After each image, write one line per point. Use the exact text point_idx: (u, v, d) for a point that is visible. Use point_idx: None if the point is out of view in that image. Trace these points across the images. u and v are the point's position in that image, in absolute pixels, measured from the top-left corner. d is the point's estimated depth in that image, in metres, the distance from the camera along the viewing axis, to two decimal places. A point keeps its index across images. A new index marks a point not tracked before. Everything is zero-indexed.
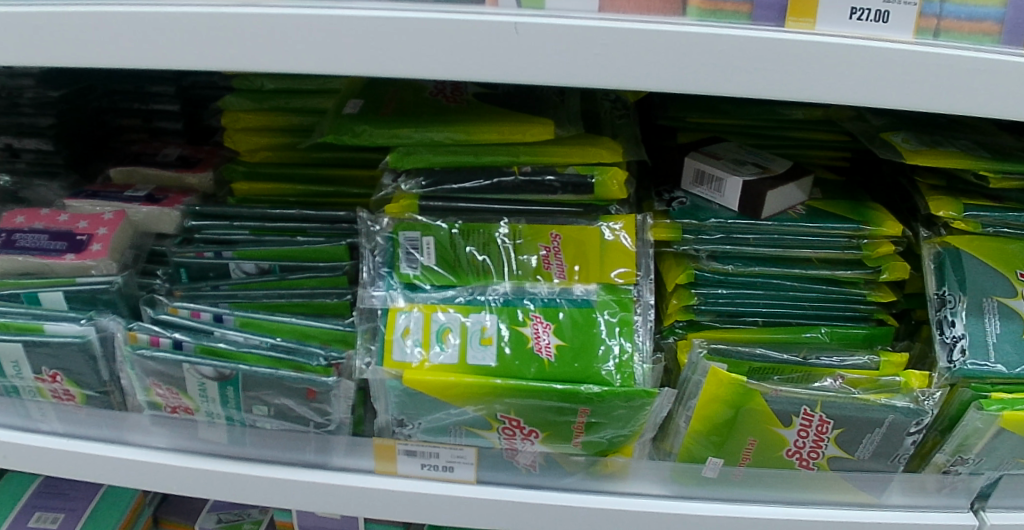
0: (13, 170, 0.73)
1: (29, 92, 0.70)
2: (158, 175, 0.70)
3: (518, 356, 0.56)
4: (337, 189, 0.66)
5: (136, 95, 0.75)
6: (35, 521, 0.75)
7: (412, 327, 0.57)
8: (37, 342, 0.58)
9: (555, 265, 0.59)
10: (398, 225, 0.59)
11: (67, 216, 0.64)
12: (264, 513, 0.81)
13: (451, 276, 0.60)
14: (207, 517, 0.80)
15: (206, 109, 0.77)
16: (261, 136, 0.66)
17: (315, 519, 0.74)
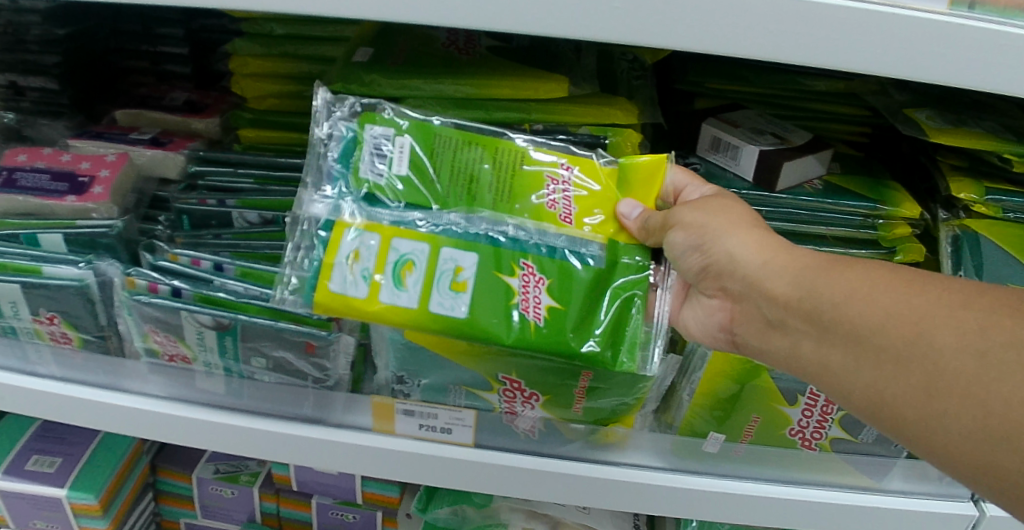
0: (17, 109, 0.67)
1: (35, 29, 0.63)
2: (163, 119, 0.66)
3: (501, 311, 0.49)
4: None
5: (144, 36, 0.69)
6: (32, 464, 0.67)
7: (363, 252, 0.49)
8: (34, 283, 0.56)
9: (562, 206, 0.51)
10: (364, 119, 0.51)
11: (69, 157, 0.62)
12: (262, 465, 0.73)
13: (423, 196, 0.51)
14: (204, 467, 0.72)
15: (214, 53, 0.72)
16: (269, 83, 0.64)
17: (313, 473, 0.70)
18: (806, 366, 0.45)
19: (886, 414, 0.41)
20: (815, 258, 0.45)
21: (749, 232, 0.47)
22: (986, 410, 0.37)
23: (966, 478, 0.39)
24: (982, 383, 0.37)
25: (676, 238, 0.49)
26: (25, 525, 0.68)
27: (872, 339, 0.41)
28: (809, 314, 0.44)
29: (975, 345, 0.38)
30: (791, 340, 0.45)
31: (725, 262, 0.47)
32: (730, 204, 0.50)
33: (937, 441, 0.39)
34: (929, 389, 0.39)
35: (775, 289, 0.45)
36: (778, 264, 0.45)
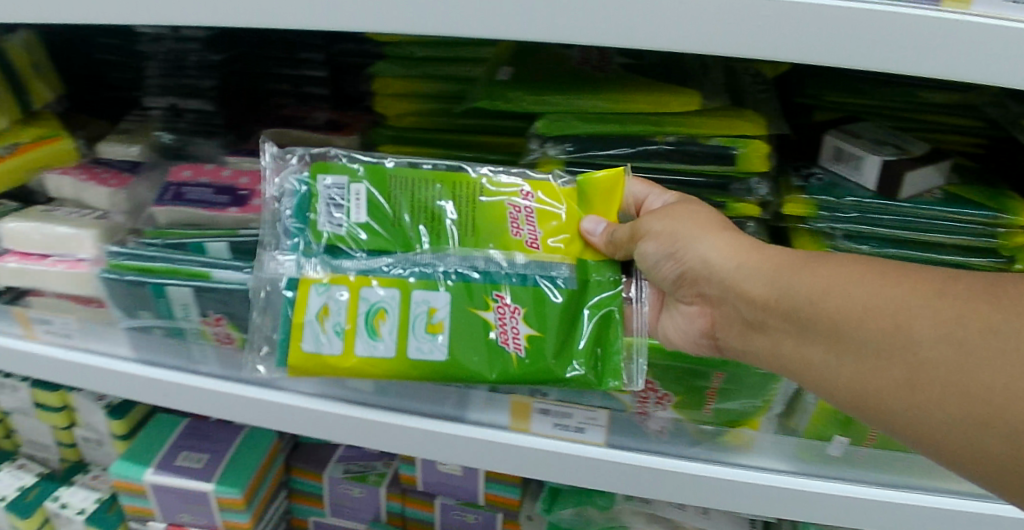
0: (174, 128, 0.72)
1: (194, 56, 0.70)
2: (307, 137, 0.70)
3: (480, 345, 0.55)
4: (479, 155, 0.68)
5: (288, 61, 0.72)
6: (180, 460, 0.71)
7: (332, 309, 0.55)
8: (208, 286, 0.61)
9: (527, 232, 0.56)
10: (315, 172, 0.57)
11: (230, 172, 0.67)
12: (388, 466, 0.76)
13: (382, 240, 0.57)
14: (335, 466, 0.76)
15: (349, 75, 0.75)
16: (407, 102, 0.68)
17: (440, 474, 0.73)
18: (789, 364, 0.49)
19: (872, 405, 0.45)
20: (785, 257, 0.49)
21: (720, 236, 0.52)
22: (968, 397, 0.40)
23: (950, 456, 0.43)
24: (962, 372, 0.40)
25: (649, 248, 0.53)
26: (171, 519, 0.72)
27: (850, 335, 0.45)
28: (787, 314, 0.48)
29: (949, 333, 0.41)
30: (772, 339, 0.50)
31: (701, 268, 0.52)
32: (698, 209, 0.54)
33: (923, 428, 0.43)
34: (911, 380, 0.43)
35: (753, 290, 0.49)
36: (752, 267, 0.50)
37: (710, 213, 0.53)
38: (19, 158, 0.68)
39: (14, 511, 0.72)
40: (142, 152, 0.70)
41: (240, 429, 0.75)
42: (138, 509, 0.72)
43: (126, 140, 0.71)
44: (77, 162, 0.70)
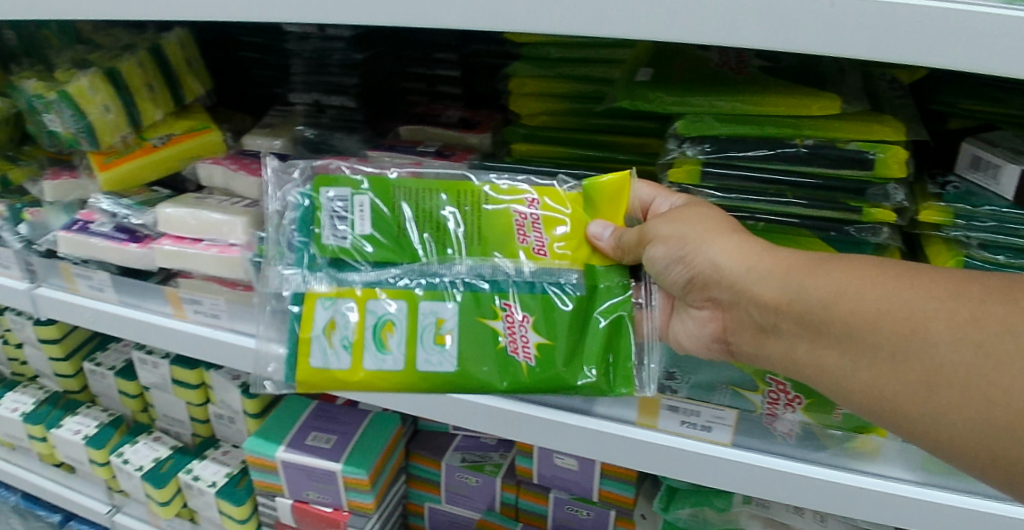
0: (316, 124, 0.75)
1: (338, 54, 0.73)
2: (443, 134, 0.74)
3: (492, 355, 0.55)
4: (608, 155, 0.71)
5: (422, 61, 0.77)
6: (311, 439, 0.74)
7: (340, 323, 0.56)
8: None
9: (533, 239, 0.55)
10: (319, 185, 0.57)
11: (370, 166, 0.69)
12: (505, 457, 0.80)
13: (387, 250, 0.57)
14: (452, 455, 0.79)
15: (481, 75, 0.79)
16: (544, 101, 0.72)
17: (554, 468, 0.75)
18: (805, 369, 0.47)
19: (888, 410, 0.43)
20: (796, 258, 0.47)
21: (729, 239, 0.49)
22: (988, 401, 0.38)
23: (966, 460, 0.41)
24: (981, 376, 0.39)
25: (657, 252, 0.52)
26: (297, 495, 0.75)
27: (867, 338, 0.43)
28: (799, 317, 0.46)
29: (971, 335, 0.39)
30: (785, 343, 0.48)
31: (711, 273, 0.49)
32: (707, 211, 0.52)
33: (942, 433, 0.41)
34: (927, 384, 0.41)
35: (764, 294, 0.47)
36: (763, 270, 0.47)
37: (715, 213, 0.51)
38: (170, 149, 0.73)
39: (150, 481, 0.76)
40: (284, 146, 0.73)
41: (366, 412, 0.78)
42: (268, 484, 0.75)
43: (270, 134, 0.74)
44: (225, 153, 0.74)
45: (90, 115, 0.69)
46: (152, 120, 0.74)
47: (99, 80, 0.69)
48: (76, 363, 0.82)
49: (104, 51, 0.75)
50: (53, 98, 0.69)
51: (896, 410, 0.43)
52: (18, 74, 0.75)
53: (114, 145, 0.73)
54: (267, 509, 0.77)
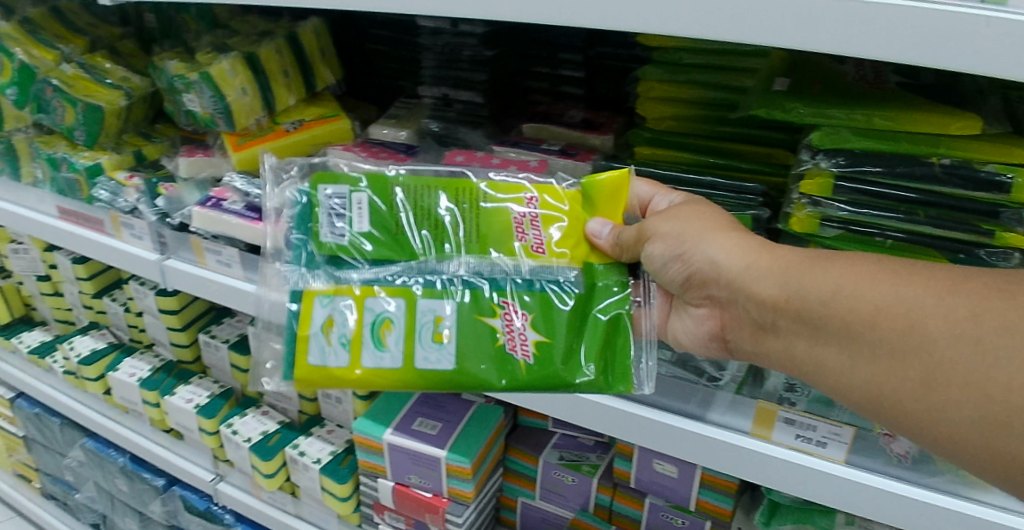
0: (441, 117, 0.78)
1: (469, 50, 0.76)
2: (566, 133, 0.76)
3: (491, 354, 0.53)
4: (728, 162, 0.72)
5: (547, 61, 0.79)
6: (417, 425, 0.77)
7: (336, 320, 0.55)
8: None
9: (532, 236, 0.55)
10: (317, 182, 0.56)
11: (498, 160, 0.72)
12: (602, 459, 0.82)
13: (385, 247, 0.56)
14: (550, 452, 0.82)
15: (603, 78, 0.80)
16: (671, 106, 0.73)
17: (653, 474, 0.76)
18: (804, 366, 0.47)
19: (887, 406, 0.44)
20: (794, 257, 0.47)
21: (727, 237, 0.50)
22: (987, 397, 0.39)
23: (965, 456, 0.42)
24: (980, 373, 0.40)
25: (656, 250, 0.51)
26: (400, 479, 0.77)
27: (867, 336, 0.43)
28: (799, 315, 0.46)
29: (974, 334, 0.40)
30: (784, 342, 0.48)
31: (709, 270, 0.50)
32: (706, 209, 0.52)
33: (942, 429, 0.42)
34: (928, 381, 0.41)
35: (764, 292, 0.47)
36: (761, 269, 0.47)
37: (707, 210, 0.52)
38: (301, 134, 0.76)
39: (259, 453, 0.78)
40: (410, 137, 0.76)
41: (471, 403, 0.80)
42: (372, 465, 0.78)
43: (396, 126, 0.77)
44: (352, 141, 0.77)
45: (229, 97, 0.72)
46: (285, 105, 0.77)
47: (239, 64, 0.72)
48: (191, 334, 0.85)
49: (243, 37, 0.77)
50: (194, 78, 0.72)
51: (896, 406, 0.44)
52: (160, 55, 0.77)
53: (248, 127, 0.75)
54: (368, 489, 0.80)
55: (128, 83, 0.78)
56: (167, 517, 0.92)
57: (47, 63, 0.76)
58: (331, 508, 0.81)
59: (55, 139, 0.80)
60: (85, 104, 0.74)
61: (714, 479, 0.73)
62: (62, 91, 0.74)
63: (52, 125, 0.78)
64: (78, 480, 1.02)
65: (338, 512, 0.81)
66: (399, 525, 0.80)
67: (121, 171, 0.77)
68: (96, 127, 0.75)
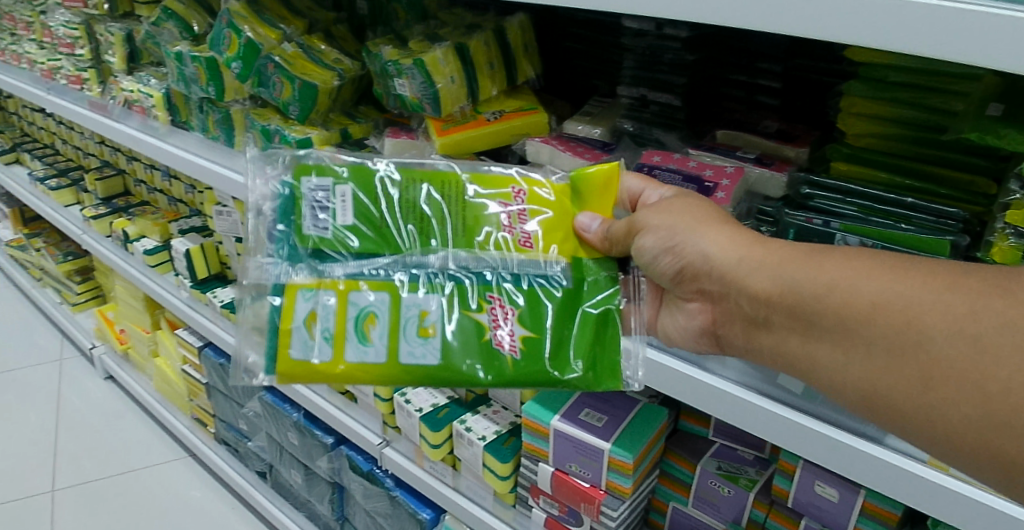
0: (637, 117, 0.82)
1: (671, 54, 0.78)
2: (761, 142, 0.79)
3: (478, 348, 0.56)
4: (927, 186, 0.67)
5: (745, 68, 0.83)
6: (584, 415, 0.79)
7: (320, 314, 0.57)
8: None
9: (520, 231, 0.58)
10: (297, 175, 0.58)
11: (694, 163, 0.75)
12: (760, 475, 0.83)
13: (370, 239, 0.58)
14: (709, 461, 0.85)
15: (799, 91, 0.84)
16: (872, 124, 0.69)
17: (811, 495, 0.75)
18: (796, 362, 0.50)
19: (880, 401, 0.46)
20: (786, 252, 0.50)
21: (719, 232, 0.53)
22: (984, 396, 0.41)
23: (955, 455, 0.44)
24: (977, 370, 0.41)
25: (647, 242, 0.54)
26: (560, 465, 0.79)
27: (861, 332, 0.46)
28: (792, 309, 0.49)
29: (977, 333, 0.42)
30: (777, 338, 0.51)
31: (701, 263, 0.53)
32: (694, 203, 0.56)
33: (937, 426, 0.43)
34: (927, 378, 0.43)
35: (757, 285, 0.50)
36: (752, 263, 0.51)
37: (694, 207, 0.55)
38: (501, 124, 0.79)
39: (429, 423, 0.84)
40: (605, 135, 0.80)
41: (636, 401, 0.82)
42: (535, 449, 0.81)
43: (591, 123, 0.81)
44: (548, 135, 0.80)
45: (439, 84, 0.75)
46: (487, 96, 0.80)
47: (450, 54, 0.76)
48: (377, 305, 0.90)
49: (452, 28, 0.81)
50: (408, 65, 0.76)
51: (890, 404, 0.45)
52: (374, 40, 0.82)
53: (453, 114, 0.79)
54: (527, 471, 0.83)
55: (341, 64, 0.81)
56: (331, 473, 1.03)
57: (271, 42, 0.79)
58: (490, 484, 0.85)
59: (268, 112, 0.84)
60: (303, 82, 0.77)
61: (875, 508, 0.70)
62: (283, 68, 0.78)
63: (270, 99, 0.82)
64: (252, 428, 1.17)
65: (495, 489, 0.85)
66: (552, 510, 0.83)
67: (329, 146, 0.80)
68: (310, 104, 0.79)
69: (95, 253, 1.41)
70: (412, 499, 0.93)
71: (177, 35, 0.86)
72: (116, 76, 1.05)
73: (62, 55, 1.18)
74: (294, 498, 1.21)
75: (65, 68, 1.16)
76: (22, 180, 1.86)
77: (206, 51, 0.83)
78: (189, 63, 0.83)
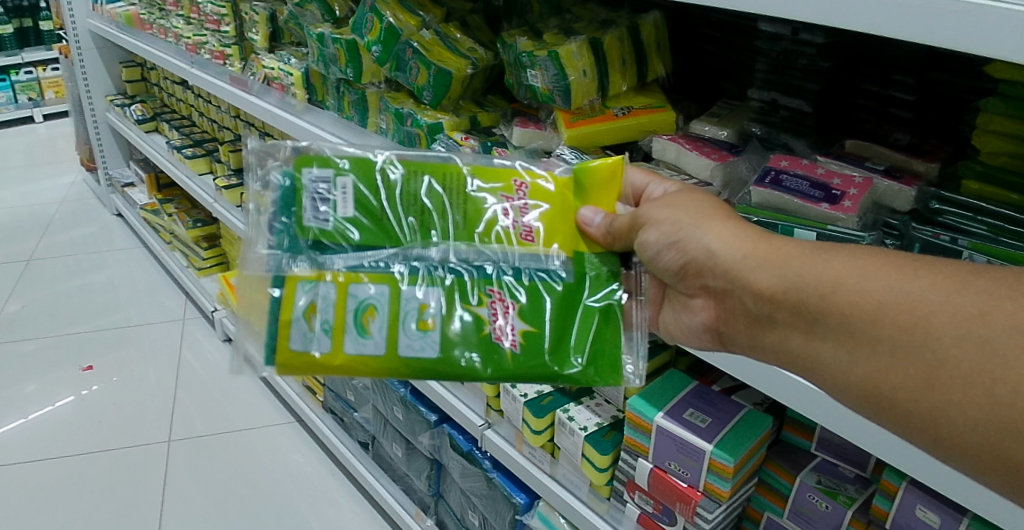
0: (766, 121, 0.82)
1: (805, 60, 0.78)
2: (891, 155, 0.76)
3: (477, 342, 0.57)
4: None
5: (879, 78, 0.82)
6: (687, 415, 0.78)
7: (320, 306, 0.57)
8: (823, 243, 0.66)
9: (522, 227, 0.59)
10: (298, 165, 0.58)
11: (822, 171, 0.72)
12: (860, 494, 0.80)
13: (369, 231, 0.59)
14: (808, 474, 0.83)
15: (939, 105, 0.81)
16: (1010, 144, 0.65)
17: (909, 518, 0.72)
18: (799, 359, 0.50)
19: (886, 402, 0.45)
20: (788, 250, 0.50)
21: (721, 227, 0.54)
22: (992, 400, 0.40)
23: (966, 462, 0.43)
24: (985, 374, 0.40)
25: (651, 237, 0.56)
26: (659, 462, 0.79)
27: (867, 331, 0.45)
28: (796, 307, 0.49)
29: (988, 335, 0.41)
30: (781, 335, 0.51)
31: (703, 258, 0.54)
32: (696, 200, 0.57)
33: (944, 428, 0.43)
34: (928, 379, 0.43)
35: (761, 283, 0.51)
36: (755, 260, 0.51)
37: (695, 203, 0.57)
38: (629, 120, 0.80)
39: (532, 408, 0.89)
40: (731, 137, 0.80)
41: (742, 405, 0.80)
42: (636, 444, 0.81)
43: (718, 124, 0.82)
44: (674, 133, 0.81)
45: (570, 77, 0.77)
46: (617, 91, 0.81)
47: (585, 48, 0.77)
48: None
49: (586, 23, 0.82)
50: (541, 56, 0.78)
51: (895, 405, 0.45)
52: (509, 32, 0.84)
53: (582, 107, 0.80)
54: (626, 466, 0.83)
55: (475, 53, 0.83)
56: (430, 450, 1.12)
57: (411, 28, 0.82)
58: (586, 475, 0.87)
59: (401, 95, 0.89)
60: (438, 68, 0.80)
61: None
62: (420, 54, 0.81)
63: (405, 83, 0.85)
64: (359, 401, 1.31)
65: (591, 481, 0.86)
66: (646, 508, 0.82)
67: (459, 131, 0.83)
68: (443, 90, 0.81)
69: (223, 219, 1.51)
70: (508, 483, 0.99)
71: (321, 17, 0.93)
72: (258, 53, 1.14)
73: (208, 31, 1.29)
74: (393, 471, 1.29)
75: (209, 43, 1.27)
76: (158, 147, 1.99)
77: (348, 34, 0.88)
78: (330, 45, 0.89)
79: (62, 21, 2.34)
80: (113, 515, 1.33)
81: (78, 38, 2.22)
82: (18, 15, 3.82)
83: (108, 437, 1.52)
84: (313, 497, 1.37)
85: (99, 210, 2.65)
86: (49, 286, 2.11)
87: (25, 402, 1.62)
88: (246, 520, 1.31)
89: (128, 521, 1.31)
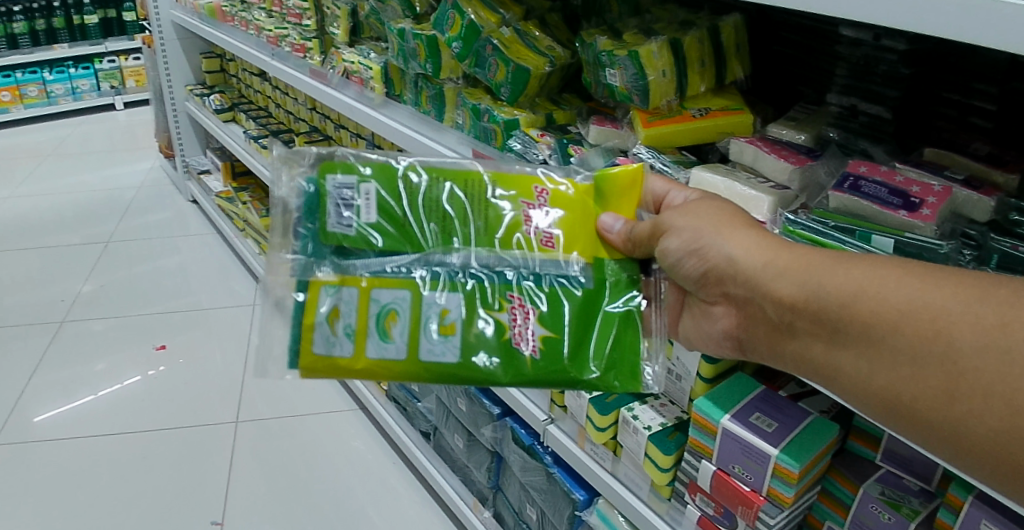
0: (846, 125, 0.82)
1: (886, 65, 0.79)
2: (972, 165, 0.73)
3: (498, 347, 0.58)
4: None
5: (960, 86, 0.81)
6: (755, 419, 0.77)
7: (342, 310, 0.59)
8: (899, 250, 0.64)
9: (542, 234, 0.61)
10: (323, 174, 0.60)
11: (900, 180, 0.70)
12: (925, 507, 0.79)
13: (390, 235, 0.61)
14: (871, 485, 0.82)
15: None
16: None
17: None
18: (820, 368, 0.52)
19: (906, 411, 0.47)
20: (808, 258, 0.52)
21: (741, 235, 0.55)
22: (1010, 408, 0.41)
23: (985, 469, 0.44)
24: (1004, 384, 0.41)
25: (672, 244, 0.58)
26: (723, 465, 0.78)
27: (887, 340, 0.46)
28: (816, 316, 0.50)
29: (1002, 342, 0.42)
30: (803, 343, 0.52)
31: (725, 266, 0.55)
32: (713, 207, 0.59)
33: (965, 438, 0.43)
34: (947, 389, 0.44)
35: (781, 291, 0.52)
36: (776, 269, 0.52)
37: (717, 212, 0.58)
38: (706, 121, 0.80)
39: (598, 405, 0.90)
40: (809, 141, 0.80)
41: (808, 412, 0.78)
42: (700, 445, 0.81)
43: (795, 128, 0.82)
44: (752, 135, 0.80)
45: (650, 77, 0.77)
46: (695, 92, 0.81)
47: (665, 47, 0.77)
48: None
49: (666, 23, 0.83)
50: (621, 55, 0.78)
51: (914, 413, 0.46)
52: (588, 31, 0.85)
53: (660, 107, 0.81)
54: (688, 467, 0.83)
55: (553, 51, 0.84)
56: (492, 442, 1.15)
57: (491, 25, 0.83)
58: (648, 475, 0.87)
59: (478, 91, 0.90)
60: (517, 66, 0.81)
61: None
62: (500, 51, 0.82)
63: (483, 79, 0.86)
64: (422, 392, 1.36)
65: (653, 480, 0.87)
66: (707, 509, 0.82)
67: (535, 128, 0.84)
68: (520, 86, 0.83)
69: None
70: (569, 478, 1.00)
71: (402, 13, 0.95)
72: (337, 47, 1.17)
73: (289, 25, 1.33)
74: (452, 461, 1.31)
75: (290, 37, 1.31)
76: (233, 134, 2.05)
77: (428, 30, 0.90)
78: (410, 40, 0.91)
79: (144, 12, 2.43)
80: (179, 490, 1.36)
81: (162, 28, 2.30)
82: (102, 6, 3.95)
83: (176, 415, 1.56)
84: (366, 483, 1.40)
85: (173, 193, 2.74)
86: (122, 267, 2.18)
87: (97, 378, 1.67)
88: (304, 503, 1.34)
89: (190, 496, 1.35)
